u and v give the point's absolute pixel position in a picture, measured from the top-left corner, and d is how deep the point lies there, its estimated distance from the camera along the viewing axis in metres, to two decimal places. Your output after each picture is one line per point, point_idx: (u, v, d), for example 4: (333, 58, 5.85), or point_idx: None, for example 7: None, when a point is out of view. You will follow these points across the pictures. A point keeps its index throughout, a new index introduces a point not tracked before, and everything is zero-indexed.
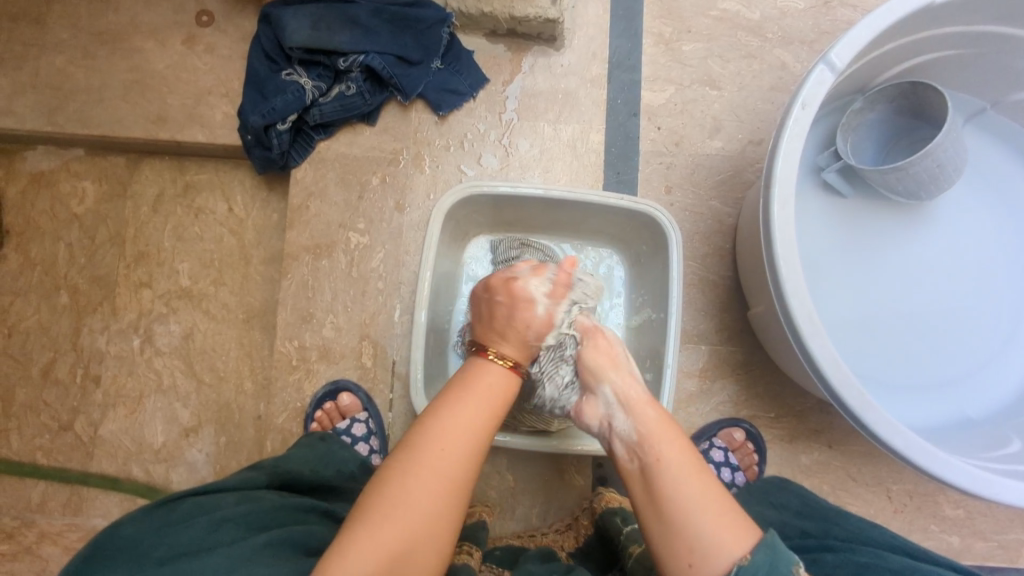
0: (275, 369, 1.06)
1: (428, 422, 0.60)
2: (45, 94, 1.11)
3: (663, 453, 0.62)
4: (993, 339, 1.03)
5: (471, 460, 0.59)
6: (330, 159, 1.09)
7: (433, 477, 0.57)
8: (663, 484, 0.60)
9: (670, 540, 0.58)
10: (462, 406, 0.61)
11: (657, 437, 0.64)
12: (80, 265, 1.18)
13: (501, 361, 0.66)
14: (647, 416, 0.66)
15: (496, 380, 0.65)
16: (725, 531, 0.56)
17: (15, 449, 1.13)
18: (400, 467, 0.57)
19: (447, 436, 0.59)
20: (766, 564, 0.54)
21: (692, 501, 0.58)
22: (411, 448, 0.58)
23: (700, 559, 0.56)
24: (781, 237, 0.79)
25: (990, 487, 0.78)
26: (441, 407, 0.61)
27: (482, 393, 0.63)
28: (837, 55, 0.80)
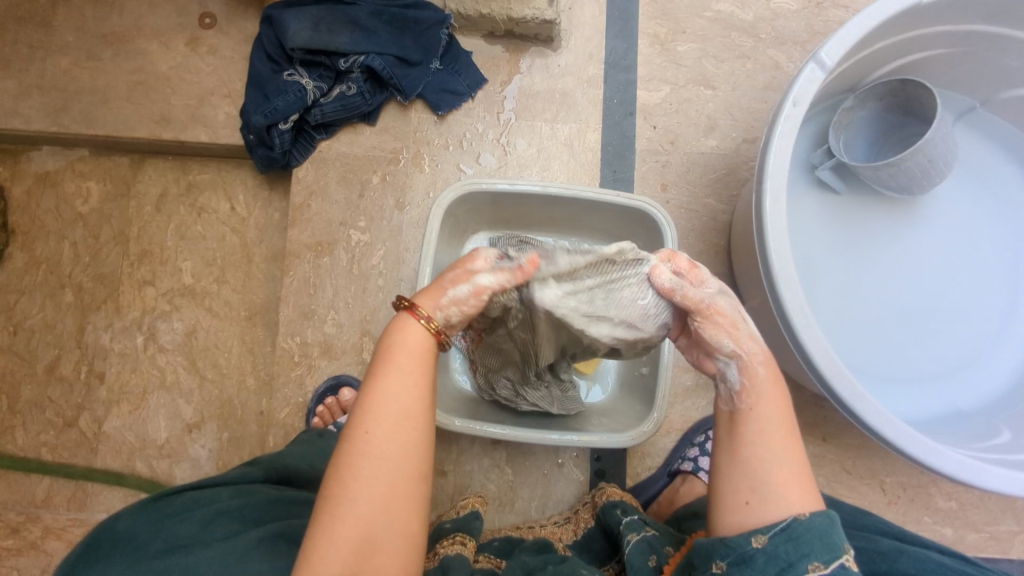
0: (277, 365, 1.07)
1: (365, 401, 0.59)
2: (50, 96, 1.13)
3: (758, 406, 0.62)
4: (984, 332, 1.04)
5: (412, 433, 0.58)
6: (331, 158, 1.11)
7: (377, 460, 0.57)
8: (749, 429, 0.61)
9: (734, 477, 0.59)
10: (388, 380, 0.59)
11: (760, 390, 0.63)
12: (84, 264, 1.19)
13: (426, 323, 0.62)
14: (757, 371, 0.63)
15: (428, 340, 0.62)
16: (792, 491, 0.58)
17: (20, 446, 1.15)
18: (348, 454, 0.57)
19: (376, 416, 0.58)
20: (822, 528, 0.56)
21: (766, 444, 0.60)
22: (354, 427, 0.58)
23: (759, 502, 0.58)
24: (774, 231, 0.81)
25: (979, 475, 0.80)
26: (371, 381, 0.60)
27: (398, 362, 0.60)
28: (826, 53, 0.82)
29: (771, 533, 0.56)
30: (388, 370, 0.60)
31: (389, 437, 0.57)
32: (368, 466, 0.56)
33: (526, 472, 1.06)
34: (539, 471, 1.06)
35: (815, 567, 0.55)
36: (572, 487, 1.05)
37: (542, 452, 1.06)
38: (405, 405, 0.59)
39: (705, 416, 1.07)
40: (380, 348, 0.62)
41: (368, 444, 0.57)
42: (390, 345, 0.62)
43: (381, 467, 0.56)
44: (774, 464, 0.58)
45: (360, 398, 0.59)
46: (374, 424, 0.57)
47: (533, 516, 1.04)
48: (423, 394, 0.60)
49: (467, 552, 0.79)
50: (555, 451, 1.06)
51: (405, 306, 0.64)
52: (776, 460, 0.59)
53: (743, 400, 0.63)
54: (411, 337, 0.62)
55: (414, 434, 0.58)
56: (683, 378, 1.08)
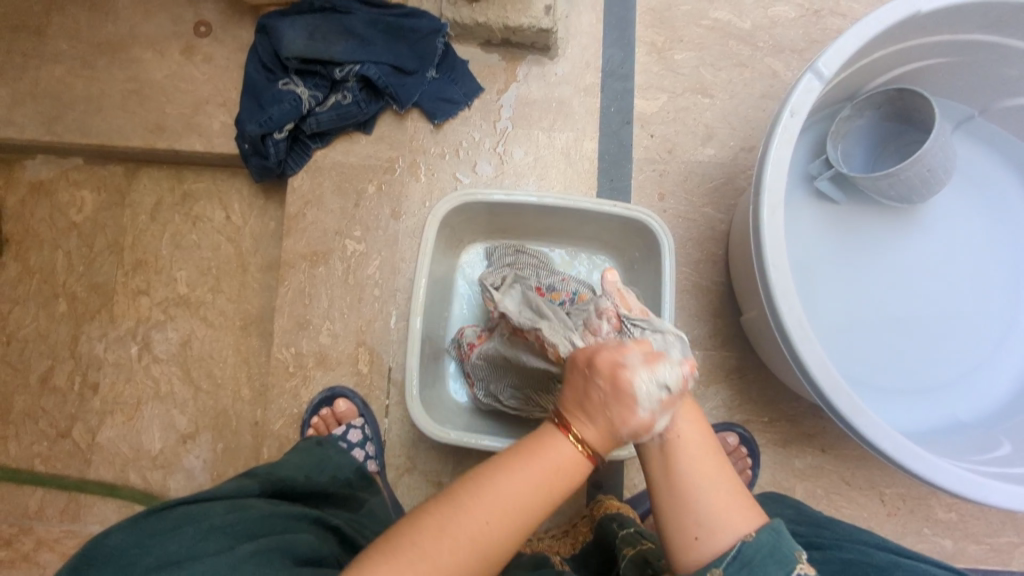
0: (272, 376, 1.07)
1: (497, 483, 0.56)
2: (44, 104, 1.13)
3: (684, 432, 0.61)
4: (983, 341, 1.04)
5: (513, 539, 0.56)
6: (326, 167, 1.10)
7: (469, 548, 0.54)
8: (678, 462, 0.60)
9: (680, 514, 0.58)
10: (529, 476, 0.57)
11: (681, 414, 0.61)
12: (78, 273, 1.19)
13: (580, 444, 0.59)
14: (681, 416, 0.62)
15: (582, 464, 0.59)
16: (731, 514, 0.57)
17: (13, 457, 1.14)
18: (440, 528, 0.54)
19: (491, 508, 0.55)
20: (771, 544, 0.55)
21: (694, 474, 0.59)
22: (456, 507, 0.55)
23: (705, 533, 0.57)
24: (771, 243, 0.80)
25: (980, 490, 0.79)
26: (514, 469, 0.57)
27: (552, 469, 0.58)
28: (824, 64, 0.82)
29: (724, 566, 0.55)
30: (540, 474, 0.58)
31: (491, 530, 0.55)
32: (461, 549, 0.54)
33: None
34: None
35: None
36: (569, 498, 1.04)
37: None
38: (523, 510, 0.56)
39: (703, 427, 1.06)
40: (528, 441, 0.60)
41: (472, 530, 0.55)
42: (563, 457, 0.59)
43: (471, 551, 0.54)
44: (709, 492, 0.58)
45: (494, 480, 0.57)
46: (483, 514, 0.55)
47: (530, 528, 1.03)
48: (540, 510, 0.57)
49: None
50: None
51: (559, 420, 0.60)
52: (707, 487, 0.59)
53: (669, 428, 0.61)
54: (569, 457, 0.59)
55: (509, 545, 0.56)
56: None
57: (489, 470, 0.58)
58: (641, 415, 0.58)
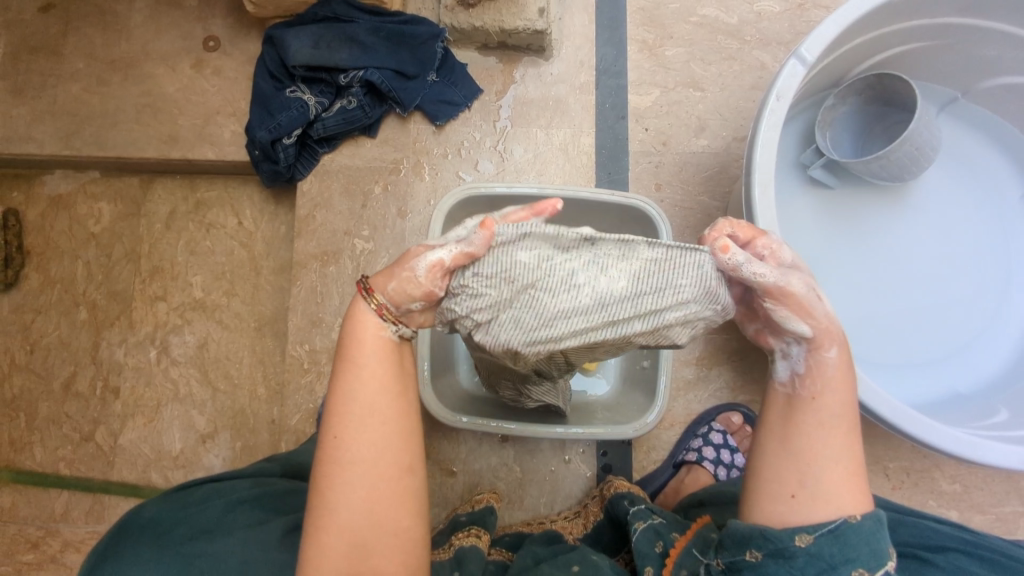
0: (288, 372, 1.10)
1: (332, 410, 0.59)
2: (62, 120, 1.18)
3: (822, 396, 0.59)
4: (978, 315, 1.06)
5: (380, 437, 0.59)
6: (334, 171, 1.15)
7: (357, 471, 0.58)
8: (809, 421, 0.59)
9: (786, 469, 0.58)
10: (358, 384, 0.59)
11: (827, 381, 0.60)
12: (97, 282, 1.23)
13: (375, 310, 0.60)
14: (827, 361, 0.60)
15: (384, 331, 0.60)
16: (847, 492, 0.57)
17: (39, 461, 1.17)
18: (326, 474, 0.58)
19: (343, 416, 0.58)
20: (871, 533, 0.56)
21: (823, 443, 0.58)
22: (327, 446, 0.59)
23: (807, 496, 0.57)
24: (764, 224, 0.84)
25: (977, 451, 0.82)
26: (338, 385, 0.60)
27: (359, 359, 0.60)
28: (807, 49, 0.86)
29: (816, 533, 0.56)
30: (356, 374, 0.59)
31: (357, 450, 0.58)
32: (347, 474, 0.58)
33: (534, 469, 1.08)
34: (546, 468, 1.08)
35: (857, 573, 0.55)
36: (581, 482, 1.07)
37: (549, 449, 1.08)
38: (369, 408, 0.59)
39: (707, 408, 1.09)
40: (341, 345, 0.61)
41: (340, 454, 0.58)
42: (351, 347, 0.60)
43: (358, 472, 0.58)
44: (831, 460, 0.57)
45: (329, 406, 0.59)
46: (344, 432, 0.58)
47: (542, 512, 1.06)
48: (388, 388, 0.60)
49: (482, 544, 0.81)
50: (562, 447, 1.08)
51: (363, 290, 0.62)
52: (835, 453, 0.58)
53: (808, 389, 0.60)
54: (370, 330, 0.60)
55: (379, 435, 0.59)
56: (685, 371, 1.10)
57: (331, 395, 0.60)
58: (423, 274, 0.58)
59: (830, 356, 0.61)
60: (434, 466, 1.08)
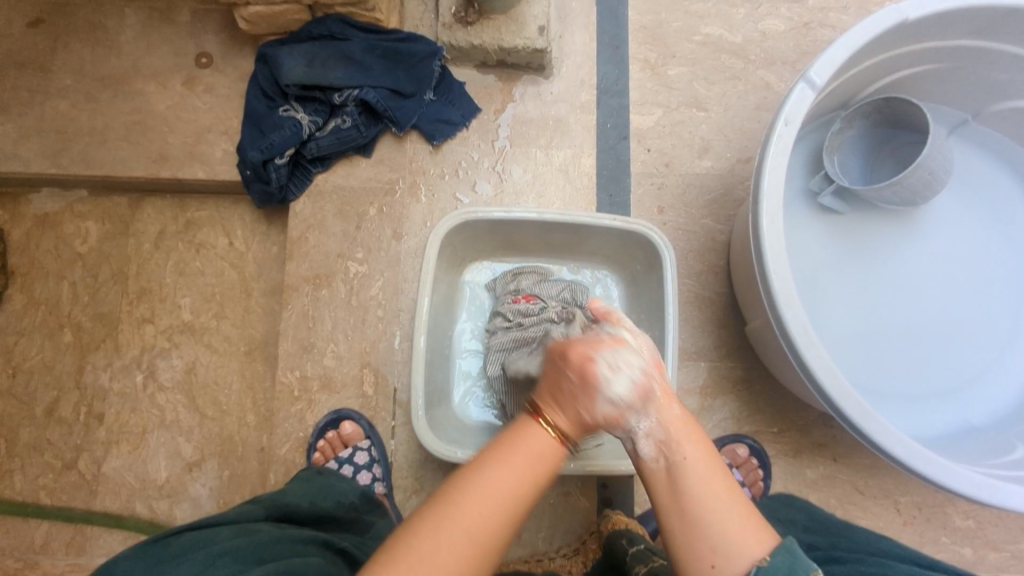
0: (277, 400, 1.06)
1: (465, 476, 0.54)
2: (49, 138, 1.14)
3: (689, 456, 0.58)
4: (990, 344, 1.03)
5: (508, 523, 0.53)
6: (327, 191, 1.12)
7: (465, 537, 0.51)
8: (689, 488, 0.56)
9: (691, 542, 0.54)
10: (501, 469, 0.54)
11: (682, 440, 0.59)
12: (83, 303, 1.19)
13: (552, 429, 0.58)
14: (672, 415, 0.61)
15: (556, 449, 0.57)
16: (745, 536, 0.54)
17: (18, 490, 1.13)
18: (431, 521, 0.52)
19: (471, 491, 0.53)
20: (788, 567, 0.52)
21: (708, 496, 0.55)
22: (440, 505, 0.52)
23: (722, 559, 0.53)
24: (772, 253, 0.80)
25: (997, 493, 0.78)
26: (480, 463, 0.55)
27: (516, 452, 0.56)
28: (816, 73, 0.83)
29: None
30: (514, 455, 0.56)
31: (483, 513, 0.52)
32: (454, 534, 0.51)
33: (532, 502, 1.04)
34: (545, 501, 1.04)
35: None
36: (580, 516, 1.03)
37: (548, 481, 1.04)
38: (514, 493, 0.53)
39: (711, 439, 1.05)
40: (509, 433, 0.58)
41: (467, 512, 0.52)
42: (519, 438, 0.57)
43: (464, 538, 0.51)
44: (721, 512, 0.54)
45: (464, 476, 0.54)
46: (467, 503, 0.52)
47: (540, 548, 1.02)
48: (533, 491, 0.55)
49: None
50: (561, 480, 1.04)
51: (529, 412, 0.60)
52: (723, 502, 0.55)
53: (673, 454, 0.58)
54: (539, 439, 0.57)
55: (506, 524, 0.53)
56: (689, 401, 1.07)
57: (477, 461, 0.56)
58: (605, 401, 0.60)
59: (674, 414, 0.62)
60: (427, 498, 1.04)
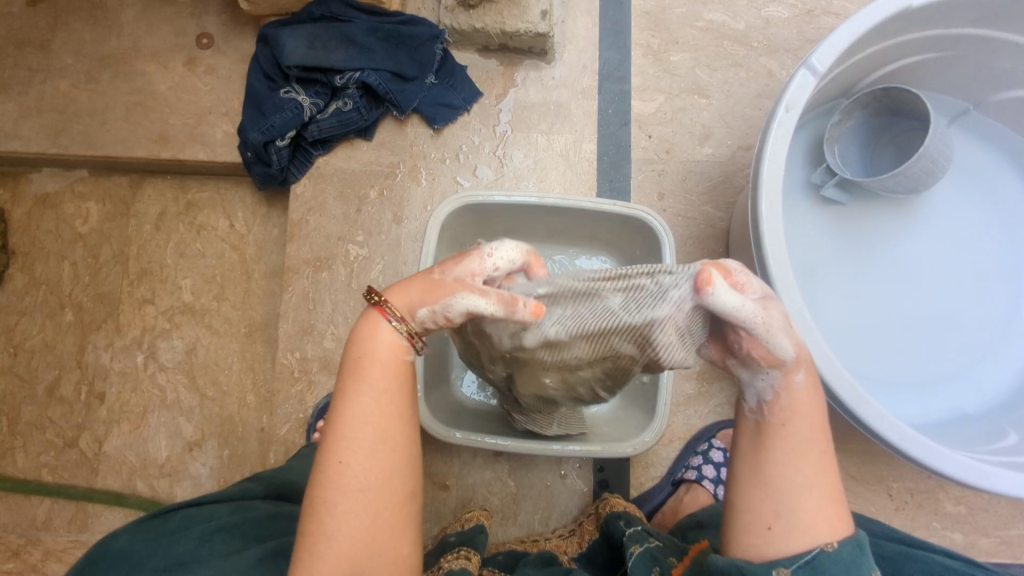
0: (278, 381, 1.07)
1: (332, 424, 0.57)
2: (49, 117, 1.14)
3: (795, 425, 0.57)
4: (985, 333, 1.04)
5: (384, 455, 0.56)
6: (328, 174, 1.12)
7: (356, 494, 0.55)
8: (783, 447, 0.57)
9: (765, 497, 0.55)
10: (361, 403, 0.57)
11: (796, 408, 0.58)
12: (84, 284, 1.20)
13: (393, 323, 0.59)
14: (795, 384, 0.59)
15: (402, 351, 0.59)
16: (820, 519, 0.54)
17: (21, 468, 1.14)
18: (318, 495, 0.56)
19: (348, 437, 0.56)
20: (850, 561, 0.53)
21: (801, 471, 0.56)
22: (319, 477, 0.56)
23: (784, 530, 0.54)
24: (771, 239, 0.81)
25: (987, 478, 0.79)
26: (338, 405, 0.57)
27: (366, 377, 0.57)
28: (818, 59, 0.83)
29: (795, 566, 0.53)
30: (359, 390, 0.57)
31: (361, 465, 0.55)
32: (344, 498, 0.55)
33: (529, 484, 1.05)
34: (542, 482, 1.05)
35: None
36: (576, 498, 1.04)
37: (545, 463, 1.06)
38: (377, 427, 0.56)
39: (707, 424, 1.06)
40: (349, 357, 0.59)
41: (342, 476, 0.55)
42: (357, 359, 0.58)
43: (360, 495, 0.55)
44: (809, 491, 0.55)
45: (331, 423, 0.57)
46: (344, 464, 0.55)
47: (537, 529, 1.03)
48: (396, 405, 0.58)
49: (472, 567, 0.76)
50: (558, 462, 1.06)
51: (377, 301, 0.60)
52: (816, 480, 0.56)
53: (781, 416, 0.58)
54: (381, 350, 0.58)
55: (389, 455, 0.56)
56: (685, 386, 1.08)
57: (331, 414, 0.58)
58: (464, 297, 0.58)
59: (797, 382, 0.59)
60: (425, 479, 1.05)
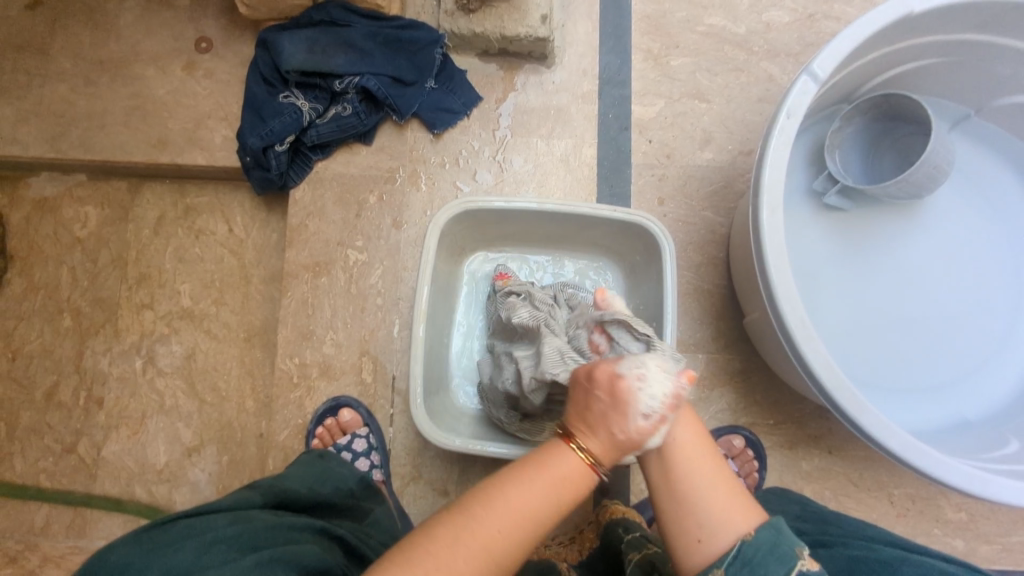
0: (276, 387, 1.07)
1: (501, 489, 0.54)
2: (48, 121, 1.14)
3: (676, 432, 0.58)
4: (986, 339, 1.03)
5: (523, 543, 0.53)
6: (328, 178, 1.11)
7: (479, 557, 0.52)
8: (677, 462, 0.57)
9: (681, 519, 0.56)
10: (530, 486, 0.55)
11: (674, 418, 0.59)
12: (83, 288, 1.19)
13: (584, 454, 0.56)
14: (673, 416, 0.58)
15: (592, 476, 0.56)
16: (731, 512, 0.56)
17: (18, 473, 1.14)
18: (449, 535, 0.52)
19: (500, 508, 0.53)
20: (770, 541, 0.54)
21: (698, 476, 0.57)
22: (459, 519, 0.53)
23: (709, 534, 0.55)
24: (772, 246, 0.80)
25: (989, 487, 0.79)
26: (518, 479, 0.55)
27: (553, 481, 0.55)
28: (819, 66, 0.82)
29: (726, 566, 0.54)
30: (534, 481, 0.55)
31: (501, 533, 0.53)
32: (467, 551, 0.52)
33: None
34: None
35: None
36: (576, 505, 1.04)
37: None
38: (534, 514, 0.54)
39: (707, 430, 1.06)
40: (544, 463, 0.56)
41: (478, 532, 0.52)
42: (555, 473, 0.55)
43: (482, 559, 0.52)
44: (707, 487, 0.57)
45: (497, 490, 0.54)
46: (492, 517, 0.53)
47: (536, 535, 1.03)
48: (553, 511, 0.55)
49: None
50: None
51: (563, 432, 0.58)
52: (700, 476, 0.57)
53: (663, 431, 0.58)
54: (570, 467, 0.56)
55: (525, 539, 0.54)
56: (685, 392, 1.07)
57: (507, 477, 0.55)
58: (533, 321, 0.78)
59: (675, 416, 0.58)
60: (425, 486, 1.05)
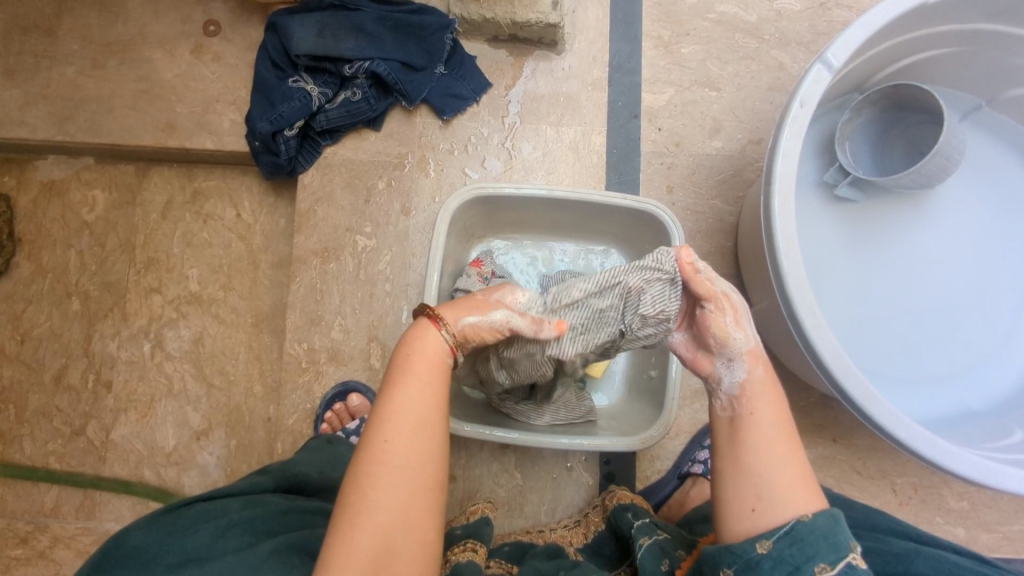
0: (285, 372, 1.07)
1: (381, 407, 0.60)
2: (56, 104, 1.13)
3: (758, 411, 0.62)
4: (992, 329, 1.04)
5: (429, 450, 0.59)
6: (336, 164, 1.11)
7: (395, 474, 0.57)
8: (750, 433, 0.61)
9: (738, 483, 0.60)
10: (406, 392, 0.60)
11: (756, 394, 0.63)
12: (91, 272, 1.20)
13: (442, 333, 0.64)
14: (756, 373, 0.64)
15: (442, 350, 0.63)
16: (795, 492, 0.58)
17: (28, 455, 1.15)
18: (361, 473, 0.57)
19: (393, 421, 0.59)
20: (825, 528, 0.56)
21: (767, 448, 0.60)
22: (365, 455, 0.58)
23: (765, 506, 0.58)
24: (783, 235, 0.81)
25: (993, 476, 0.79)
26: (390, 390, 0.61)
27: (419, 372, 0.61)
28: (833, 54, 0.82)
29: (775, 537, 0.56)
30: (408, 381, 0.61)
31: (403, 448, 0.58)
32: (386, 475, 0.57)
33: (535, 476, 1.05)
34: (549, 474, 1.05)
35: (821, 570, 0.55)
36: (582, 490, 1.05)
37: (551, 456, 1.06)
38: (420, 414, 0.60)
39: None
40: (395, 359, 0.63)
41: (386, 453, 0.57)
42: (405, 354, 0.63)
43: (399, 474, 0.57)
44: (778, 468, 0.59)
45: (376, 411, 0.60)
46: (387, 435, 0.58)
47: (542, 520, 1.04)
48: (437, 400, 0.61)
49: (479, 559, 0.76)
50: (564, 453, 1.06)
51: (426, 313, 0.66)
52: (773, 467, 0.59)
53: (743, 405, 0.63)
54: (427, 346, 0.63)
55: (427, 442, 0.59)
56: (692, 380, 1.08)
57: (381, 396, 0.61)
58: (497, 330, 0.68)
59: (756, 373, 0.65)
60: None
